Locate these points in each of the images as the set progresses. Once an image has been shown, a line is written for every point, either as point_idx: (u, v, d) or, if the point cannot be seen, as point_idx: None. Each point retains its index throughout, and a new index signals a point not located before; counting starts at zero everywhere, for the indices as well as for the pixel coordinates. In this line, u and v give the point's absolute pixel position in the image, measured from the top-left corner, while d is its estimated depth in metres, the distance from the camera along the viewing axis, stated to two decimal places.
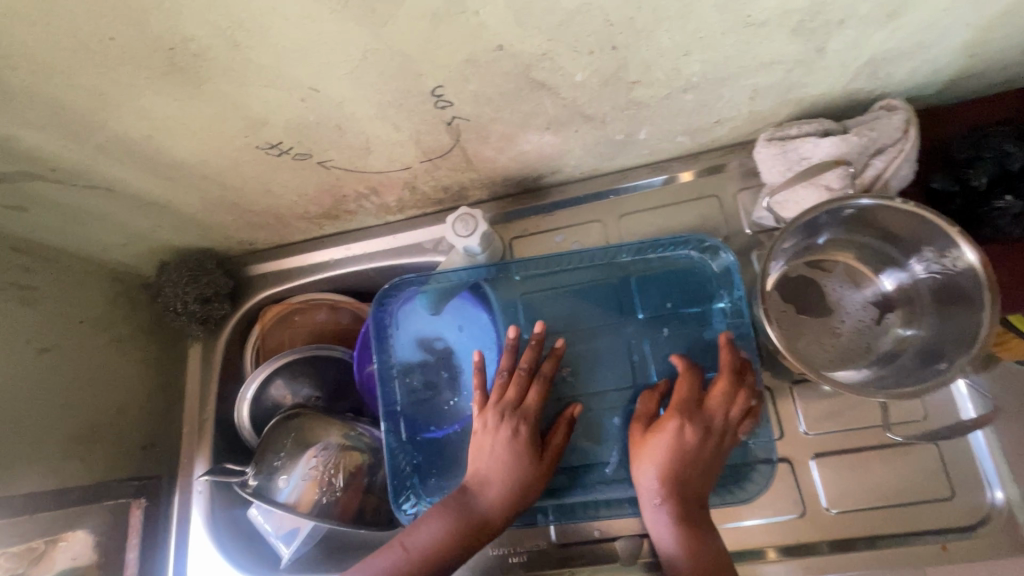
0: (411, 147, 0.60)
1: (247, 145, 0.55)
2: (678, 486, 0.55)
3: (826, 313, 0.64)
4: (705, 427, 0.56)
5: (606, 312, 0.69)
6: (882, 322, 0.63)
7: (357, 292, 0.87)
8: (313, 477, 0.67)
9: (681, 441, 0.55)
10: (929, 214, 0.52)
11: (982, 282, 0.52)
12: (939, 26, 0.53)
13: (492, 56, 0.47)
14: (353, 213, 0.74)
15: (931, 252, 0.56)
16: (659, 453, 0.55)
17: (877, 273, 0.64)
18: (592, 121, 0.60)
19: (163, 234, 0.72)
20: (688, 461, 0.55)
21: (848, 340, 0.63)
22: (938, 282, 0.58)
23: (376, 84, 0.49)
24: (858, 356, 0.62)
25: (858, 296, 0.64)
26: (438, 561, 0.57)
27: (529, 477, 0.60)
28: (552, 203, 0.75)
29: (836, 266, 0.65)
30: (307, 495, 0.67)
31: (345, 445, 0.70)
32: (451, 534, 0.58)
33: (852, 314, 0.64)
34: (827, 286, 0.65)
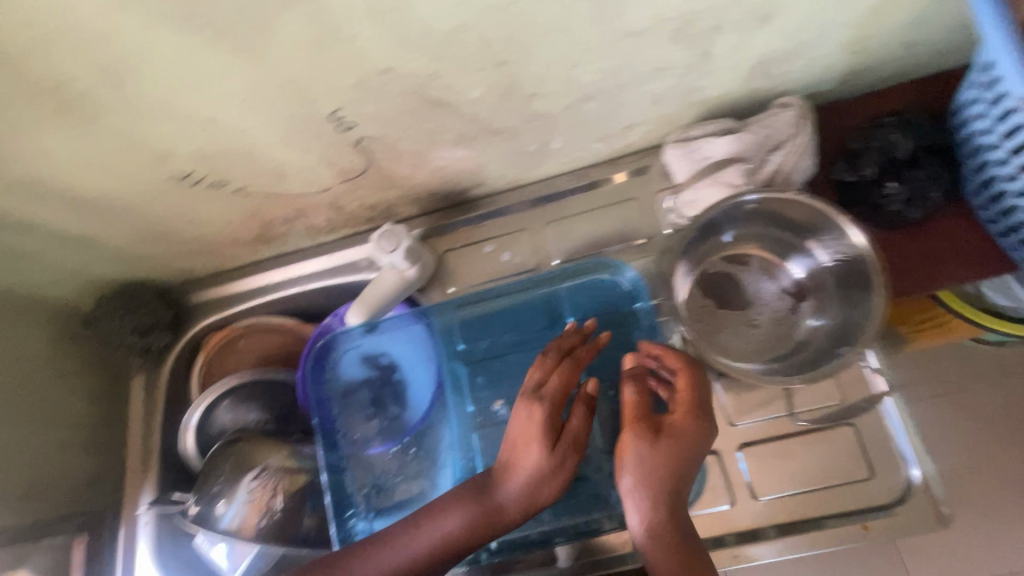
0: (326, 169, 0.61)
1: (159, 177, 0.57)
2: (655, 490, 0.53)
3: (745, 305, 0.65)
4: (684, 429, 0.55)
5: (536, 319, 0.71)
6: (797, 311, 0.64)
7: (301, 314, 0.87)
8: (253, 501, 0.67)
9: (683, 443, 0.55)
10: (819, 204, 0.57)
11: (870, 260, 0.56)
12: (815, 26, 0.55)
13: (380, 78, 0.49)
14: (285, 236, 0.75)
15: (832, 239, 0.60)
16: (633, 457, 0.54)
17: (788, 263, 0.65)
18: (501, 134, 0.62)
19: (95, 268, 0.73)
20: (663, 463, 0.54)
21: (766, 330, 0.64)
22: (842, 266, 0.60)
23: (273, 111, 0.50)
24: (774, 346, 0.63)
25: (773, 287, 0.65)
26: (455, 548, 0.58)
27: (558, 466, 0.57)
28: (481, 214, 0.76)
29: (752, 259, 0.66)
30: (249, 520, 0.67)
31: (286, 467, 0.70)
32: (472, 522, 0.58)
33: (769, 304, 0.65)
34: (743, 280, 0.66)
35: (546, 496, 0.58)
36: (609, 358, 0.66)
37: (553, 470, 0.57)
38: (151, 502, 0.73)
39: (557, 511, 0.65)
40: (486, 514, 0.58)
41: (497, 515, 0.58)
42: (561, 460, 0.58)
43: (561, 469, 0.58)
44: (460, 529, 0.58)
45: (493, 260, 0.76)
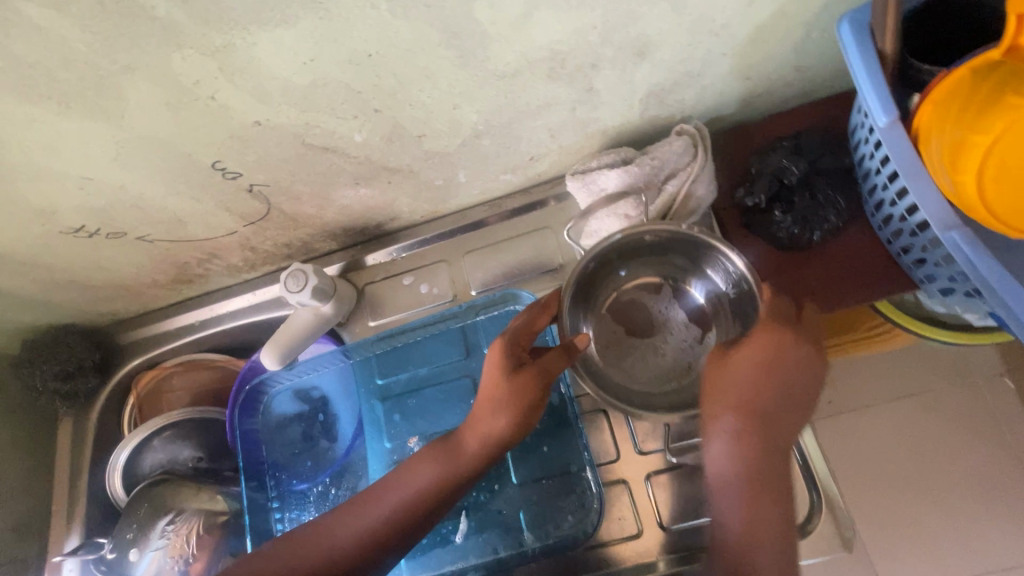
0: (225, 214, 0.62)
1: (50, 232, 0.57)
2: (773, 413, 0.55)
3: (655, 334, 0.66)
4: (779, 347, 0.56)
5: (455, 352, 0.72)
6: (703, 339, 0.65)
7: (233, 350, 0.87)
8: (170, 544, 0.67)
9: (798, 358, 0.56)
10: (704, 238, 0.57)
11: (753, 287, 0.57)
12: (696, 58, 0.56)
13: (253, 130, 0.49)
14: (204, 276, 0.76)
15: (724, 267, 0.59)
16: (747, 381, 0.56)
17: (689, 288, 0.66)
18: (400, 172, 0.63)
19: (12, 316, 0.73)
20: (778, 384, 0.56)
21: (669, 361, 0.65)
22: (736, 296, 0.61)
23: (150, 166, 0.51)
24: (673, 377, 0.64)
25: (680, 313, 0.66)
26: (433, 501, 0.57)
27: (517, 398, 0.56)
28: (400, 247, 0.77)
29: (659, 288, 0.67)
30: (162, 564, 0.66)
31: (203, 509, 0.70)
32: (442, 470, 0.58)
33: (676, 333, 0.66)
34: (653, 308, 0.67)
35: (500, 432, 0.57)
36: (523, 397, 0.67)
37: (512, 404, 0.56)
38: (73, 549, 0.73)
39: (469, 549, 0.63)
40: (450, 459, 0.58)
41: (460, 459, 0.58)
42: (523, 391, 0.56)
43: (518, 400, 0.56)
44: (432, 481, 0.57)
45: (413, 293, 0.76)
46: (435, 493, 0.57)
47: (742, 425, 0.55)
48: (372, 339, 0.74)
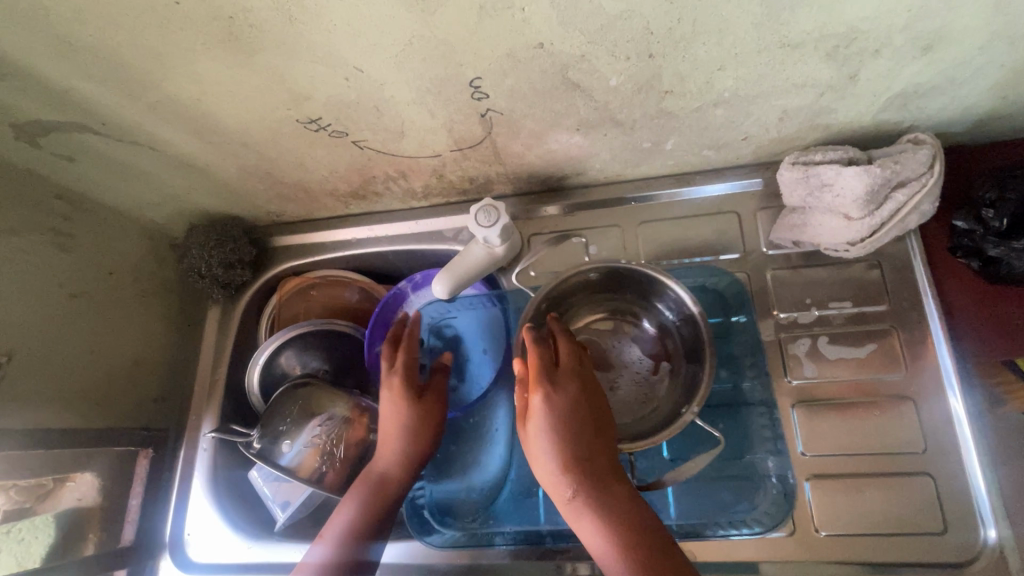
0: (444, 135, 0.62)
1: (289, 118, 0.58)
2: (580, 466, 0.52)
3: (610, 369, 0.69)
4: (549, 398, 0.53)
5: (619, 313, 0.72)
6: (659, 372, 0.68)
7: (375, 274, 0.89)
8: (316, 444, 0.69)
9: (550, 406, 0.53)
10: (650, 271, 0.64)
11: (693, 317, 0.63)
12: (973, 65, 0.53)
13: (532, 53, 0.49)
14: (379, 195, 0.77)
15: (665, 297, 0.66)
16: (544, 440, 0.52)
17: (643, 322, 0.70)
18: (621, 126, 0.62)
19: (196, 196, 0.75)
20: (580, 436, 0.53)
21: (627, 393, 0.68)
22: (685, 332, 0.66)
23: (418, 69, 0.51)
24: (633, 409, 0.67)
25: (632, 350, 0.70)
26: (363, 528, 0.63)
27: (419, 423, 0.66)
28: (574, 204, 0.76)
29: (614, 324, 0.71)
30: (307, 462, 0.69)
31: (350, 417, 0.72)
32: (364, 503, 0.64)
33: (630, 367, 0.69)
34: (607, 341, 0.70)
35: (412, 451, 0.65)
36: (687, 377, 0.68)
37: (413, 429, 0.66)
38: (214, 428, 0.75)
39: None
40: (373, 489, 0.65)
41: (383, 485, 0.65)
42: (421, 418, 0.66)
43: (424, 420, 0.67)
44: (357, 507, 0.64)
45: (579, 252, 0.75)
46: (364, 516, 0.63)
47: (561, 484, 0.52)
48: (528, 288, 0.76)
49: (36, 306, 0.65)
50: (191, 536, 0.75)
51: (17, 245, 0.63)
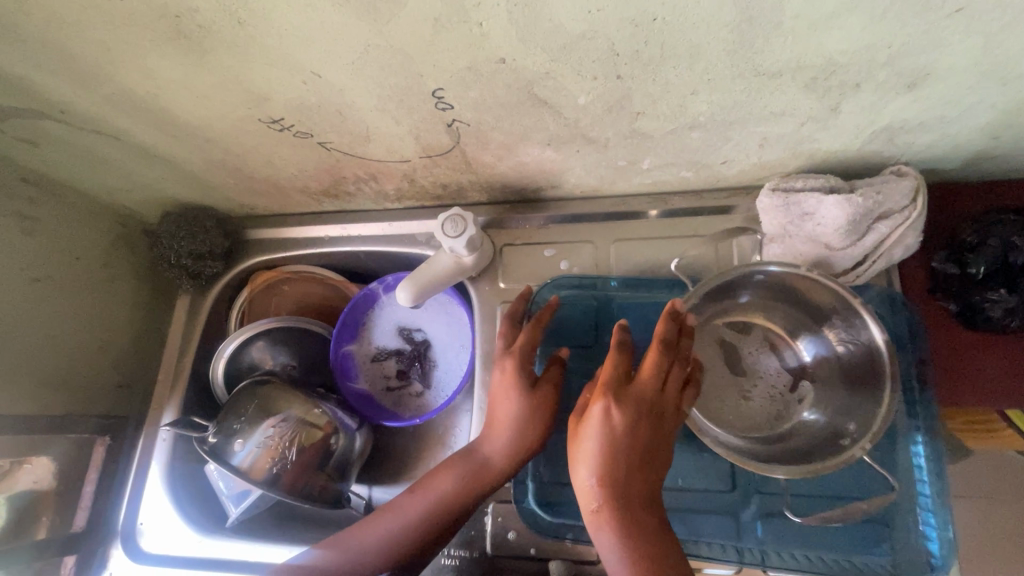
0: (411, 141, 0.60)
1: (250, 117, 0.56)
2: (619, 487, 0.48)
3: (742, 376, 0.62)
4: (611, 408, 0.49)
5: (587, 331, 0.70)
6: (797, 391, 0.61)
7: (348, 272, 0.88)
8: (268, 446, 0.69)
9: (611, 422, 0.49)
10: (831, 281, 0.54)
11: (875, 355, 0.54)
12: (962, 104, 0.51)
13: (493, 67, 0.47)
14: (352, 195, 0.75)
15: (841, 322, 0.58)
16: (592, 455, 0.48)
17: (799, 342, 0.62)
18: (594, 143, 0.60)
19: (166, 186, 0.74)
20: (629, 458, 0.48)
21: (759, 407, 0.61)
22: (848, 357, 0.58)
23: (378, 77, 0.49)
24: (762, 425, 0.60)
25: (771, 361, 0.62)
26: (450, 508, 0.62)
27: (536, 415, 0.62)
28: (549, 217, 0.74)
29: (754, 329, 0.63)
30: (259, 463, 0.68)
31: (307, 420, 0.71)
32: (461, 482, 0.62)
33: (765, 378, 0.62)
34: (743, 347, 0.63)
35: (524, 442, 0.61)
36: None
37: (529, 420, 0.62)
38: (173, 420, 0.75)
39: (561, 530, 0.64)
40: (473, 472, 0.62)
41: (482, 471, 0.62)
42: (536, 411, 0.62)
43: (540, 411, 0.62)
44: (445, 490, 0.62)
45: (550, 266, 0.74)
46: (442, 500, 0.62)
47: (591, 497, 0.48)
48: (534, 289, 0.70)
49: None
50: (144, 526, 0.75)
51: None
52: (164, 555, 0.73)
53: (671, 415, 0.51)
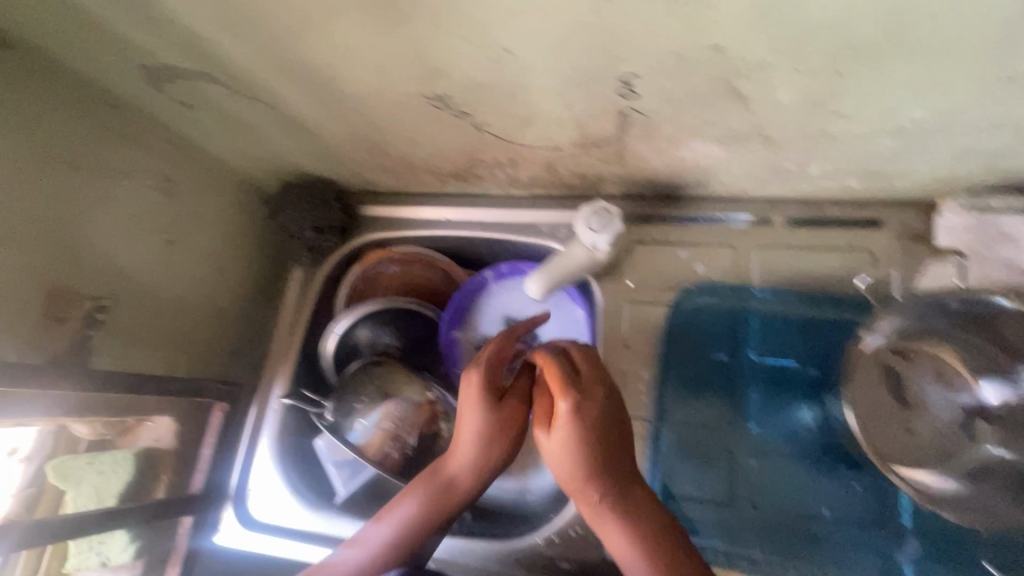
0: (572, 127, 0.57)
1: (417, 93, 0.54)
2: (610, 480, 0.50)
3: (907, 407, 0.60)
4: (588, 407, 0.51)
5: (723, 343, 0.66)
6: (972, 429, 0.57)
7: (457, 257, 0.86)
8: (385, 428, 0.69)
9: (580, 413, 0.50)
10: None
11: None
12: None
13: (704, 54, 0.44)
14: (480, 178, 0.73)
15: None
16: (570, 450, 0.50)
17: (976, 378, 0.58)
18: (768, 143, 0.56)
19: (297, 156, 0.73)
20: (589, 448, 0.50)
21: (926, 440, 0.59)
22: None
23: (572, 59, 0.46)
24: (932, 459, 0.58)
25: (941, 395, 0.59)
26: (421, 538, 0.56)
27: (501, 423, 0.56)
28: (686, 216, 0.71)
29: (922, 359, 0.60)
30: (375, 443, 0.68)
31: (424, 406, 0.70)
32: (425, 508, 0.56)
33: (935, 410, 0.59)
34: (909, 377, 0.60)
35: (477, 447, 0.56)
36: (792, 424, 0.62)
37: (493, 429, 0.55)
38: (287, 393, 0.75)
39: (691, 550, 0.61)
40: (439, 497, 0.56)
41: (448, 495, 0.56)
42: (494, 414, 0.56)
43: (507, 428, 0.56)
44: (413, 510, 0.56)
45: (685, 268, 0.70)
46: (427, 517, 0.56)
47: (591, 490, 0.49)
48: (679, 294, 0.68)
49: (140, 248, 0.65)
50: (253, 494, 0.75)
51: (127, 187, 0.63)
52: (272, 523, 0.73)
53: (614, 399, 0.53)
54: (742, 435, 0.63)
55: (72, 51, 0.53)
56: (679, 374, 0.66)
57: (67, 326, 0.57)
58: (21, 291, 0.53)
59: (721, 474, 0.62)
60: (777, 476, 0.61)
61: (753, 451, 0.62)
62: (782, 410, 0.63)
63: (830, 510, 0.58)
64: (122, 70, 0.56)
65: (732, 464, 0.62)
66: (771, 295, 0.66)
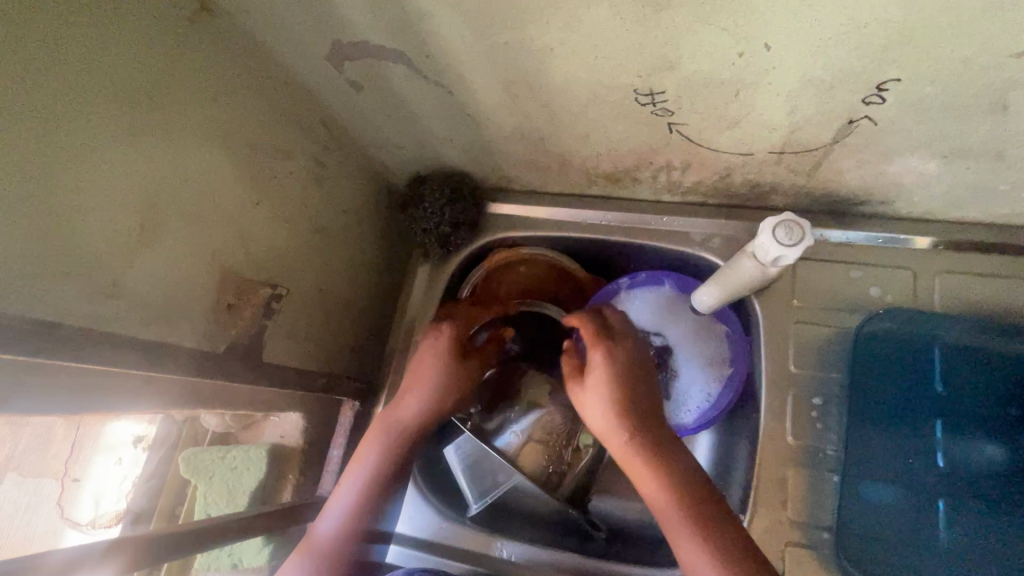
0: (781, 133, 0.53)
1: (627, 86, 0.51)
2: (625, 420, 0.54)
3: None
4: (610, 355, 0.57)
5: (904, 375, 0.63)
6: None
7: (585, 261, 0.82)
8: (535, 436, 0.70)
9: (611, 362, 0.57)
10: None
11: None
12: None
13: (996, 62, 0.40)
14: (636, 182, 0.69)
15: None
16: (600, 395, 0.55)
17: None
18: (997, 161, 0.52)
19: (444, 147, 0.70)
20: (629, 398, 0.55)
21: None
22: None
23: (836, 58, 0.42)
24: None
25: None
26: (381, 477, 0.59)
27: (455, 378, 0.65)
28: (859, 234, 0.66)
29: None
30: (523, 451, 0.69)
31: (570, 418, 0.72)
32: (379, 454, 0.60)
33: None
34: None
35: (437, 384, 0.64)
36: (984, 466, 0.59)
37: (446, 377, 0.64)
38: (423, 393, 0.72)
39: None
40: (383, 432, 0.62)
41: (403, 440, 0.62)
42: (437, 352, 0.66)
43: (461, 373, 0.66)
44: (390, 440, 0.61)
45: (856, 289, 0.66)
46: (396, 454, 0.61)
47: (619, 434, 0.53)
48: (865, 321, 0.63)
49: (292, 236, 0.62)
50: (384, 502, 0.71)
51: (286, 170, 0.60)
52: (411, 528, 0.70)
53: (643, 364, 0.59)
54: (925, 475, 0.60)
55: (270, 18, 0.50)
56: (860, 405, 0.62)
57: (237, 313, 0.54)
58: (202, 274, 0.50)
59: (903, 515, 0.60)
60: (966, 520, 0.58)
61: (941, 491, 0.59)
62: (966, 448, 0.60)
63: None
64: (311, 42, 0.53)
65: (919, 504, 0.60)
66: (964, 324, 0.61)
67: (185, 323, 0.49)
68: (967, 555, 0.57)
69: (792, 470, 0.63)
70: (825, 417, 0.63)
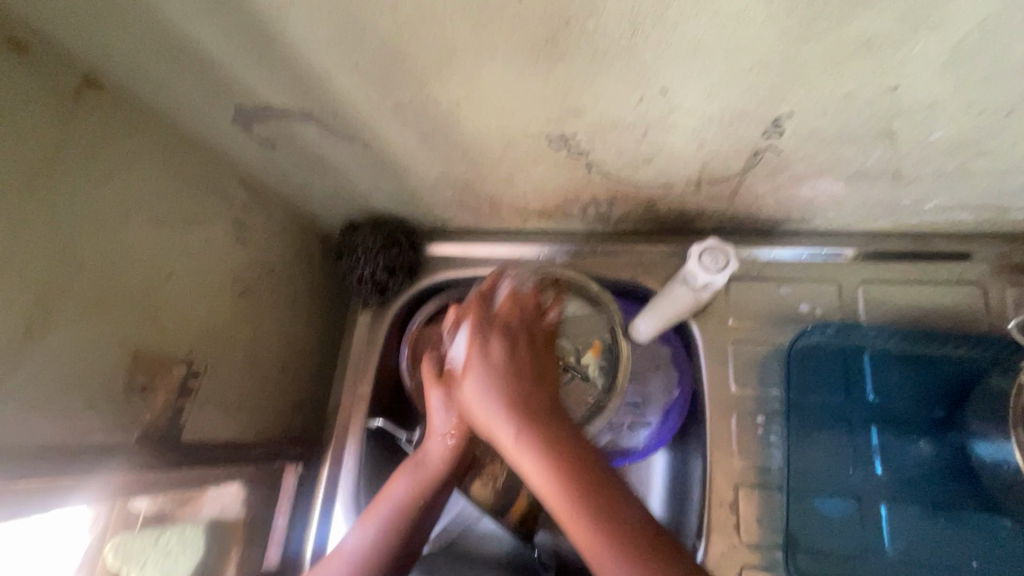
0: (694, 167, 0.55)
1: (539, 133, 0.51)
2: (533, 408, 0.48)
3: None
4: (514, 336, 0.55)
5: (837, 382, 0.64)
6: None
7: None
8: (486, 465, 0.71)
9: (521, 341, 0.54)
10: None
11: None
12: None
13: (874, 96, 0.42)
14: (568, 216, 0.69)
15: None
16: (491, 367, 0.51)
17: None
18: (896, 180, 0.54)
19: (373, 196, 0.69)
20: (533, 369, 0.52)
21: None
22: None
23: (730, 100, 0.44)
24: None
25: None
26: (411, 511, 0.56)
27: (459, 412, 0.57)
28: (784, 250, 0.68)
29: None
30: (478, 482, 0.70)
31: None
32: (413, 484, 0.57)
33: None
34: None
35: (458, 439, 0.57)
36: (922, 469, 0.61)
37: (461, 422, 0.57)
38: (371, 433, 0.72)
39: None
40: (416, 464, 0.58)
41: (424, 468, 0.57)
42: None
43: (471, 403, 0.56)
44: (402, 502, 0.56)
45: (788, 306, 0.68)
46: (405, 519, 0.55)
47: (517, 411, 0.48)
48: (798, 336, 0.66)
49: (214, 304, 0.59)
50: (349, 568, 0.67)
51: (202, 236, 0.57)
52: None
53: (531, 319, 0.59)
54: (865, 482, 0.62)
55: (161, 85, 0.48)
56: (798, 417, 0.64)
57: (151, 394, 0.51)
58: (106, 361, 0.47)
59: (851, 525, 0.61)
60: (911, 524, 0.59)
61: (887, 499, 0.61)
62: (900, 450, 0.62)
63: (980, 562, 0.57)
64: (213, 108, 0.51)
65: (866, 513, 0.61)
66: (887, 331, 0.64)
67: (91, 417, 0.46)
68: (917, 560, 0.58)
69: (742, 490, 0.63)
70: (763, 435, 0.65)
